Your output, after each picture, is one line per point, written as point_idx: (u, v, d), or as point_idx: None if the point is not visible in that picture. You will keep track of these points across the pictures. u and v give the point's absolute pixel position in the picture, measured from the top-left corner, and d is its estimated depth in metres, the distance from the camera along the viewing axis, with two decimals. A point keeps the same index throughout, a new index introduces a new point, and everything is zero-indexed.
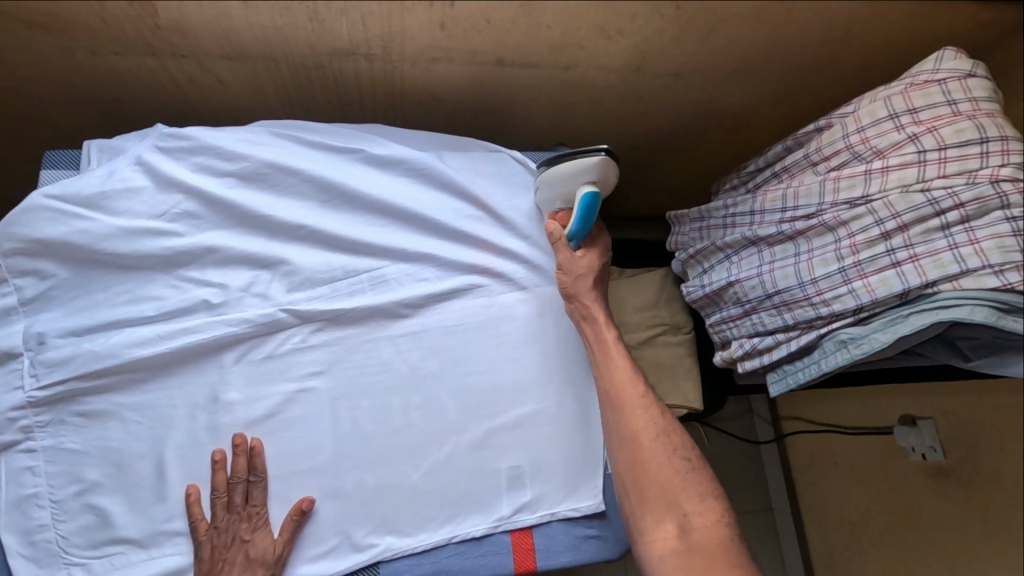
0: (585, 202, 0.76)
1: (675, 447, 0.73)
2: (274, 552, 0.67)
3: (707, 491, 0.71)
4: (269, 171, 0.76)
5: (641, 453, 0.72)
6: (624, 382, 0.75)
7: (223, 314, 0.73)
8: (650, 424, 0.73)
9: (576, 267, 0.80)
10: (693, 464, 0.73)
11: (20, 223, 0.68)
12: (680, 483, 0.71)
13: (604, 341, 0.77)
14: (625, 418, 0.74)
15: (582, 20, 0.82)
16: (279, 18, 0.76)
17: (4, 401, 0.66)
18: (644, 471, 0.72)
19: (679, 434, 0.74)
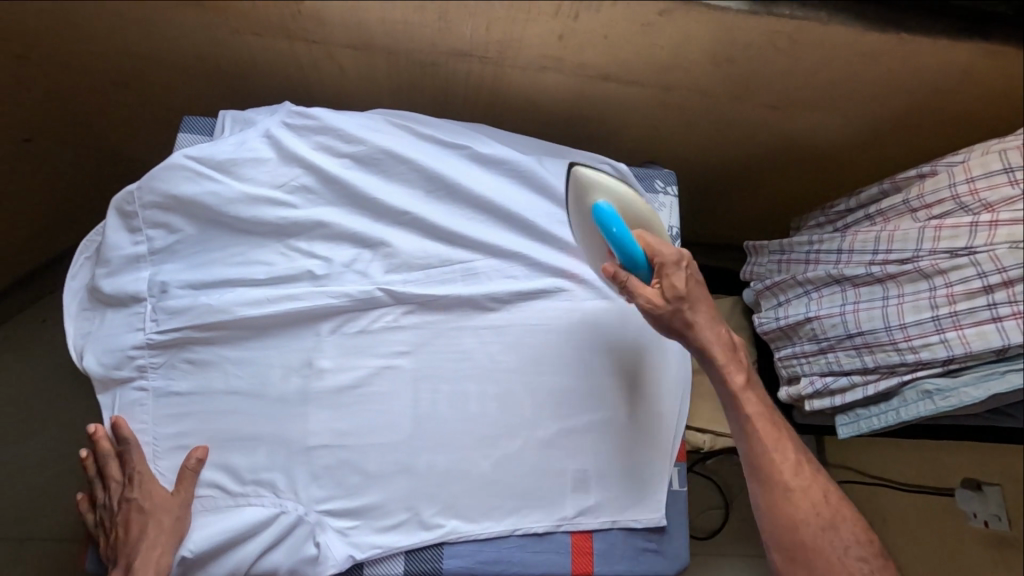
0: (605, 215, 0.71)
1: (831, 513, 0.71)
2: (170, 503, 0.67)
3: (868, 559, 0.70)
4: (382, 157, 0.81)
5: (797, 527, 0.70)
6: (773, 449, 0.72)
7: (325, 285, 0.77)
8: (805, 493, 0.71)
9: (664, 305, 0.70)
10: (849, 529, 0.71)
11: (161, 178, 0.73)
12: (844, 554, 0.70)
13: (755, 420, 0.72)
14: (778, 488, 0.71)
15: (695, 45, 0.84)
16: (410, 15, 0.81)
17: (125, 339, 0.71)
18: (806, 545, 0.70)
19: (831, 497, 0.72)
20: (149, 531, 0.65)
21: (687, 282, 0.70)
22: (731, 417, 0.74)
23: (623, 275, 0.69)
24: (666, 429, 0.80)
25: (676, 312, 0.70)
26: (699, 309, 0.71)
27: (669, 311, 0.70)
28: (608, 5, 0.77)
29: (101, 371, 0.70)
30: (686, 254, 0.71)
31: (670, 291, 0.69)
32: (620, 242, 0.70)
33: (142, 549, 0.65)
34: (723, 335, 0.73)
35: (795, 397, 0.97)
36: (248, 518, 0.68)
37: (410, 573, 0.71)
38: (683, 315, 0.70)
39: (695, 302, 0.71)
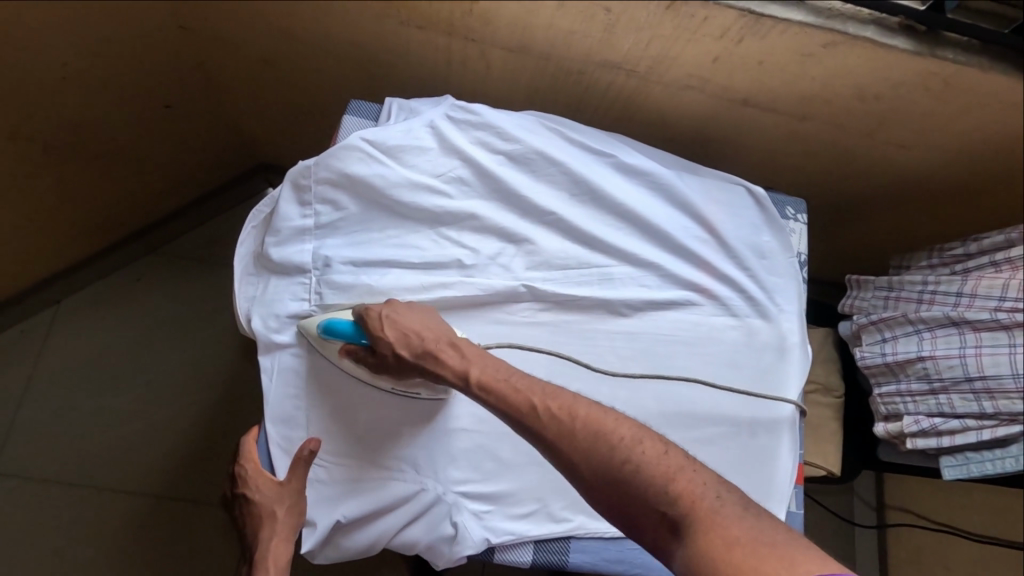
0: (328, 322, 0.71)
1: (602, 437, 0.59)
2: (278, 493, 0.69)
3: (667, 462, 0.57)
4: (535, 157, 0.84)
5: (592, 475, 0.58)
6: (520, 416, 0.62)
7: (472, 275, 0.80)
8: (570, 436, 0.60)
9: (388, 356, 0.69)
10: (628, 440, 0.58)
11: (336, 157, 0.76)
12: (641, 472, 0.56)
13: (489, 387, 0.65)
14: (547, 445, 0.60)
15: (848, 77, 0.86)
16: (577, 24, 0.84)
17: (290, 307, 0.75)
18: (603, 487, 0.58)
19: (596, 417, 0.60)
20: (266, 523, 0.70)
21: (384, 318, 0.69)
22: (488, 408, 0.65)
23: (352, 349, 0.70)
24: (786, 447, 0.82)
25: (399, 355, 0.68)
26: (409, 328, 0.69)
27: (390, 355, 0.69)
28: (777, 32, 0.80)
29: (265, 334, 0.74)
30: (392, 300, 0.71)
31: (378, 338, 0.69)
32: (337, 328, 0.71)
33: (265, 537, 0.70)
34: (450, 340, 0.69)
35: (893, 433, 0.97)
36: (394, 492, 0.71)
37: (538, 561, 0.74)
38: (402, 353, 0.68)
39: (403, 326, 0.69)
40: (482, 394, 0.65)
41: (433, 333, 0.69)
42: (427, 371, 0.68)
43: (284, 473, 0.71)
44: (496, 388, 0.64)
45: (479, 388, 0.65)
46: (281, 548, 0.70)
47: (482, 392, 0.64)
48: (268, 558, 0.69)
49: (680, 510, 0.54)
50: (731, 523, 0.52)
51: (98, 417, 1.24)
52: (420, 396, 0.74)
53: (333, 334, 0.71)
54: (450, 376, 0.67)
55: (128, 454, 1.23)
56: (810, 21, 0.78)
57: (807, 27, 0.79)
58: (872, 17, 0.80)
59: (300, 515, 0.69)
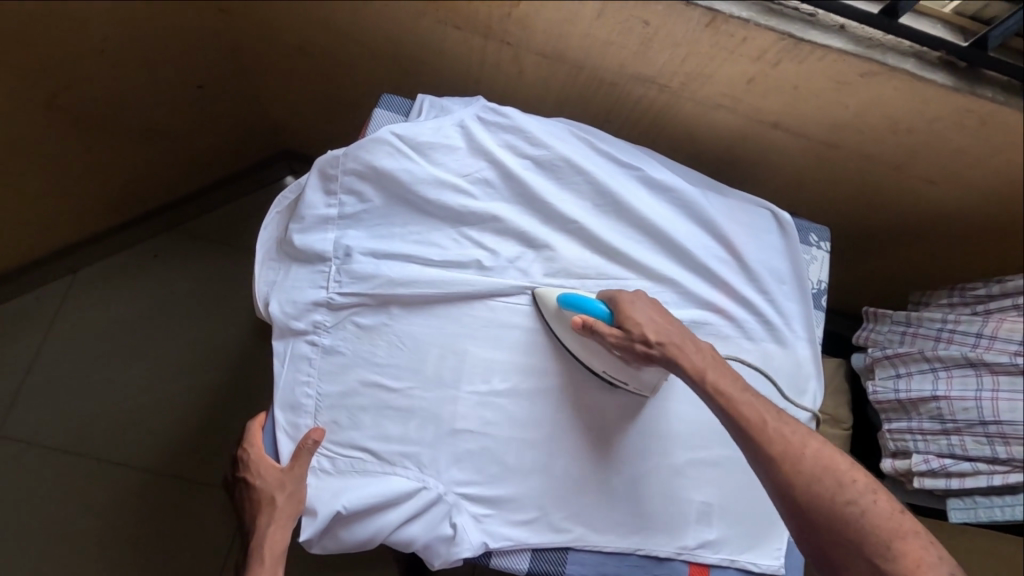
0: (570, 295, 0.75)
1: (831, 473, 0.63)
2: (280, 479, 0.69)
3: (895, 519, 0.61)
4: (562, 165, 0.83)
5: (808, 497, 0.62)
6: (751, 429, 0.65)
7: (490, 277, 0.80)
8: (798, 458, 0.63)
9: (636, 337, 0.71)
10: (860, 484, 0.63)
11: (365, 149, 0.77)
12: (863, 516, 0.61)
13: (722, 392, 0.67)
14: (771, 460, 0.63)
15: (883, 108, 0.85)
16: (615, 35, 0.84)
17: (308, 294, 0.75)
18: (817, 515, 0.62)
19: (827, 454, 0.64)
20: (266, 509, 0.69)
21: (637, 305, 0.72)
22: (714, 411, 0.68)
23: (593, 321, 0.72)
24: None
25: (645, 340, 0.70)
26: (659, 321, 0.72)
27: (636, 338, 0.71)
28: (815, 58, 0.80)
29: (282, 319, 0.74)
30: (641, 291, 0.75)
31: (630, 322, 0.71)
32: (582, 303, 0.74)
33: (264, 523, 0.69)
34: (691, 342, 0.71)
35: (900, 470, 0.95)
36: (394, 489, 0.70)
37: (534, 570, 0.74)
38: (651, 339, 0.70)
39: (656, 317, 0.72)
40: (713, 397, 0.68)
41: (679, 333, 0.72)
42: (665, 364, 0.71)
43: (287, 460, 0.71)
44: (736, 393, 0.67)
45: (712, 390, 0.68)
46: (280, 536, 0.68)
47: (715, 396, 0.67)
48: (266, 545, 0.68)
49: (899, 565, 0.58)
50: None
51: (104, 387, 1.25)
52: (625, 386, 0.77)
53: (573, 306, 0.75)
54: (683, 373, 0.69)
55: (130, 427, 1.23)
56: (850, 49, 0.78)
57: (847, 55, 0.78)
58: (913, 50, 0.80)
59: (300, 503, 0.69)
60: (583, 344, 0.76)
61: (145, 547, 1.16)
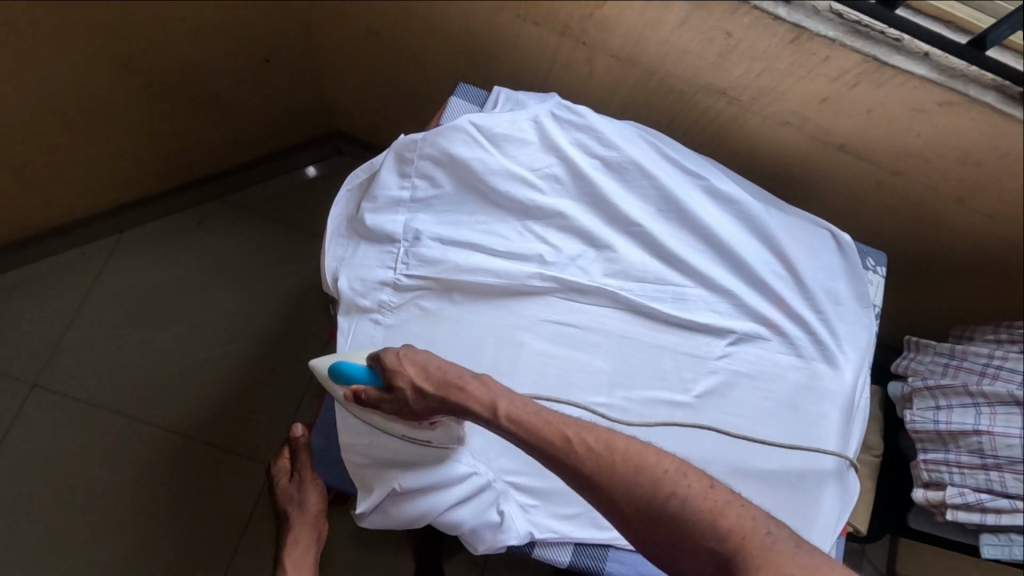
0: (345, 362, 0.70)
1: (644, 470, 0.59)
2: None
3: (714, 496, 0.58)
4: (630, 168, 0.84)
5: (629, 506, 0.59)
6: (555, 453, 0.61)
7: (551, 272, 0.81)
8: (609, 471, 0.59)
9: (407, 396, 0.66)
10: (672, 473, 0.59)
11: (443, 136, 0.78)
12: (686, 507, 0.57)
13: (516, 420, 0.63)
14: (582, 478, 0.60)
15: (954, 138, 0.86)
16: (694, 44, 0.85)
17: (377, 273, 0.77)
18: (644, 523, 0.58)
19: (637, 450, 0.60)
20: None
21: (399, 356, 0.67)
22: (515, 440, 0.64)
23: (358, 392, 0.68)
24: (832, 496, 0.82)
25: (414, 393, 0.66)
26: (426, 363, 0.66)
27: (407, 392, 0.66)
28: (895, 83, 0.81)
29: (349, 295, 0.76)
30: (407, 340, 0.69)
31: (398, 379, 0.66)
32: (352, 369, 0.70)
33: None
34: (468, 374, 0.66)
35: (932, 501, 0.93)
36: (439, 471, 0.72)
37: (575, 564, 0.74)
38: (425, 391, 0.66)
39: (421, 361, 0.66)
40: (510, 427, 0.63)
41: (445, 368, 0.66)
42: (449, 405, 0.66)
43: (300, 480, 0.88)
44: (529, 420, 0.63)
45: (503, 419, 0.63)
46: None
47: (508, 425, 0.63)
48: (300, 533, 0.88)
49: (731, 546, 0.55)
50: (782, 556, 0.54)
51: (141, 347, 1.27)
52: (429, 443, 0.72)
53: (346, 373, 0.69)
54: (473, 411, 0.65)
55: (163, 389, 1.25)
56: (932, 77, 0.79)
57: (929, 83, 0.79)
58: (995, 83, 0.80)
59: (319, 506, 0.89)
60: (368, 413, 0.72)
61: (170, 507, 1.18)
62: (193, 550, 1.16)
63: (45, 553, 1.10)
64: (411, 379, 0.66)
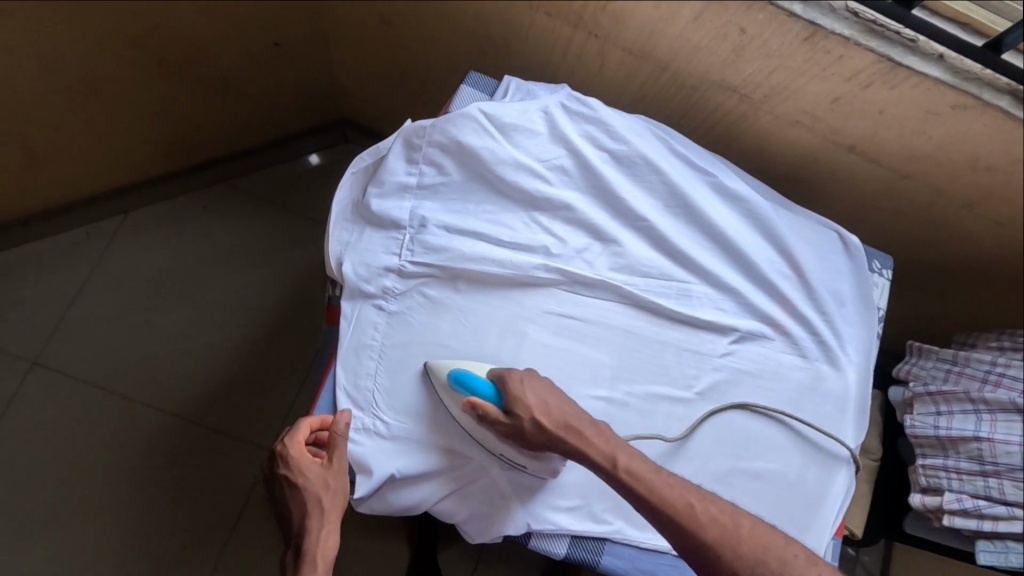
0: (462, 371, 0.71)
1: (771, 550, 0.62)
2: (325, 477, 0.70)
3: None
4: (639, 162, 0.84)
5: None
6: (679, 516, 0.64)
7: (557, 264, 0.80)
8: (735, 545, 0.62)
9: (526, 423, 0.69)
10: (801, 559, 0.63)
11: (453, 123, 0.78)
12: None
13: (643, 479, 0.66)
14: (707, 550, 0.62)
15: (966, 141, 0.85)
16: (707, 39, 0.84)
17: (381, 260, 0.77)
18: None
19: (761, 531, 0.64)
20: (313, 509, 0.69)
21: (526, 384, 0.70)
22: (633, 499, 0.66)
23: (478, 405, 0.69)
24: (831, 497, 0.82)
25: (538, 422, 0.69)
26: (548, 399, 0.70)
27: (528, 421, 0.69)
28: (909, 84, 0.81)
29: (353, 280, 0.76)
30: (530, 370, 0.73)
31: (522, 406, 0.69)
32: (471, 381, 0.71)
33: (313, 526, 0.69)
34: (590, 423, 0.70)
35: (928, 507, 0.93)
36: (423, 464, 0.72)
37: (571, 556, 0.75)
38: (545, 425, 0.69)
39: (545, 397, 0.70)
40: (631, 484, 0.66)
41: (570, 410, 0.70)
42: (568, 445, 0.69)
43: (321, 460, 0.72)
44: (659, 481, 0.66)
45: (625, 475, 0.66)
46: (332, 540, 0.70)
47: (630, 479, 0.66)
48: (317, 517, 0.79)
49: None
50: None
51: (143, 328, 1.26)
52: (524, 469, 0.73)
53: (464, 385, 0.70)
54: (596, 463, 0.68)
55: (163, 371, 1.25)
56: (946, 79, 0.79)
57: (942, 85, 0.79)
58: (1009, 88, 0.79)
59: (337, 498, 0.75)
60: (474, 427, 0.72)
61: (168, 490, 1.18)
62: (190, 533, 1.16)
63: (39, 532, 1.10)
64: (538, 410, 0.69)
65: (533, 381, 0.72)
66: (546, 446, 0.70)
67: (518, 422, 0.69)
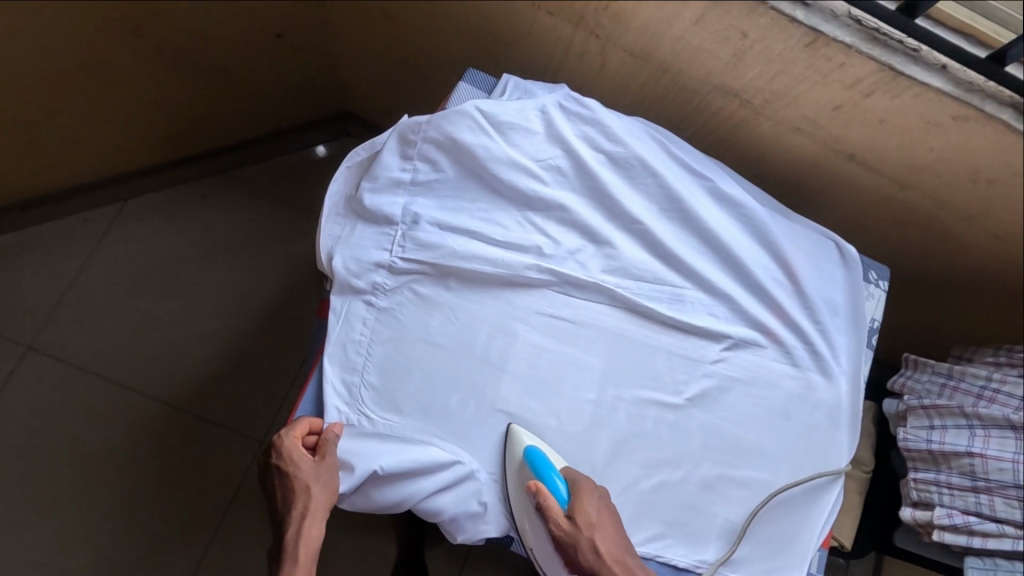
0: (536, 454, 0.72)
1: None
2: (315, 468, 0.68)
3: None
4: (636, 164, 0.83)
5: None
6: None
7: (549, 264, 0.80)
8: None
9: (581, 544, 0.67)
10: None
11: (448, 120, 0.77)
12: None
13: None
14: None
15: (967, 153, 0.84)
16: (708, 42, 0.83)
17: (372, 255, 0.77)
18: None
19: None
20: (300, 500, 0.67)
21: (600, 511, 0.68)
22: None
23: (545, 496, 0.68)
24: (818, 507, 0.82)
25: (596, 550, 0.66)
26: (614, 534, 0.68)
27: (584, 543, 0.67)
28: (911, 94, 0.80)
29: (344, 274, 0.76)
30: (603, 493, 0.70)
31: (590, 530, 0.67)
32: (544, 468, 0.71)
33: (297, 516, 0.67)
34: (642, 570, 0.68)
35: (919, 521, 0.92)
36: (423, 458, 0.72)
37: None
38: (601, 559, 0.66)
39: (612, 535, 0.68)
40: None
41: (628, 552, 0.68)
42: None
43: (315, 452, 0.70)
44: None
45: None
46: (314, 533, 0.67)
47: None
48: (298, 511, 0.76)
49: None
50: None
51: (138, 316, 1.27)
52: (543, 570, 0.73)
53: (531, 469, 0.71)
54: None
55: (156, 359, 1.25)
56: (948, 90, 0.78)
57: (944, 96, 0.78)
58: (1013, 101, 0.78)
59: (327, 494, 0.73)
60: (523, 503, 0.72)
61: (156, 478, 1.17)
62: (175, 522, 1.15)
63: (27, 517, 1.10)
64: (602, 539, 0.67)
65: (604, 508, 0.70)
66: (586, 573, 0.67)
67: (572, 536, 0.67)
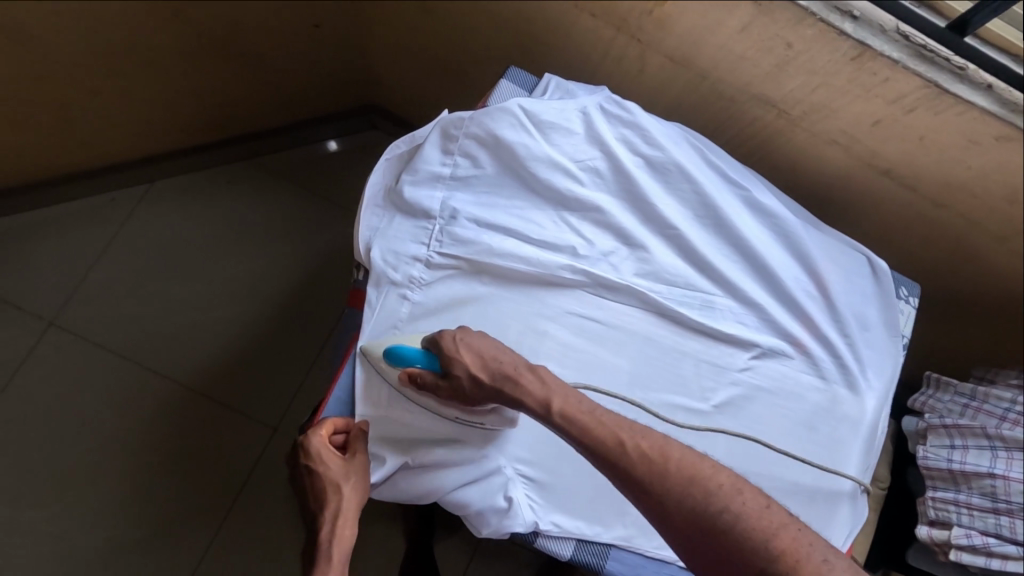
0: (399, 346, 0.69)
1: (698, 482, 0.59)
2: (344, 468, 0.70)
3: (771, 517, 0.57)
4: (673, 169, 0.83)
5: (684, 520, 0.58)
6: (616, 459, 0.61)
7: (582, 265, 0.80)
8: (664, 482, 0.59)
9: (462, 381, 0.67)
10: (726, 487, 0.59)
11: (491, 116, 0.78)
12: (739, 524, 0.56)
13: (580, 424, 0.63)
14: (639, 490, 0.60)
15: (1004, 173, 0.84)
16: (752, 52, 0.83)
17: (411, 248, 0.77)
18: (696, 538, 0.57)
19: (691, 461, 0.60)
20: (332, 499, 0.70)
21: (459, 340, 0.67)
22: (571, 443, 0.64)
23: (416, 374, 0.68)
24: (838, 521, 0.81)
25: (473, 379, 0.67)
26: (485, 351, 0.67)
27: (463, 379, 0.67)
28: (954, 112, 0.80)
29: (380, 266, 0.76)
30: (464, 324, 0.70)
31: (455, 364, 0.67)
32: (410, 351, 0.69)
33: (331, 516, 0.70)
34: (520, 367, 0.67)
35: (935, 540, 0.90)
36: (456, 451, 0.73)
37: (576, 559, 0.75)
38: (479, 378, 0.67)
39: (478, 348, 0.67)
40: (563, 425, 0.64)
41: (498, 352, 0.67)
42: (505, 397, 0.67)
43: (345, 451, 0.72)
44: (601, 428, 0.63)
45: (559, 420, 0.64)
46: (347, 533, 0.70)
47: (562, 422, 0.64)
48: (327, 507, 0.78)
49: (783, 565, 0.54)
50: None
51: (160, 297, 1.27)
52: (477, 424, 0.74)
53: (401, 358, 0.69)
54: (527, 407, 0.65)
55: (177, 341, 1.25)
56: (993, 110, 0.78)
57: (988, 115, 0.78)
58: None
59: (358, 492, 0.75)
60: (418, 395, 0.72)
61: (170, 460, 1.18)
62: (187, 504, 1.16)
63: None
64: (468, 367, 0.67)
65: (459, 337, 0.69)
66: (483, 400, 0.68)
67: (453, 387, 0.68)
